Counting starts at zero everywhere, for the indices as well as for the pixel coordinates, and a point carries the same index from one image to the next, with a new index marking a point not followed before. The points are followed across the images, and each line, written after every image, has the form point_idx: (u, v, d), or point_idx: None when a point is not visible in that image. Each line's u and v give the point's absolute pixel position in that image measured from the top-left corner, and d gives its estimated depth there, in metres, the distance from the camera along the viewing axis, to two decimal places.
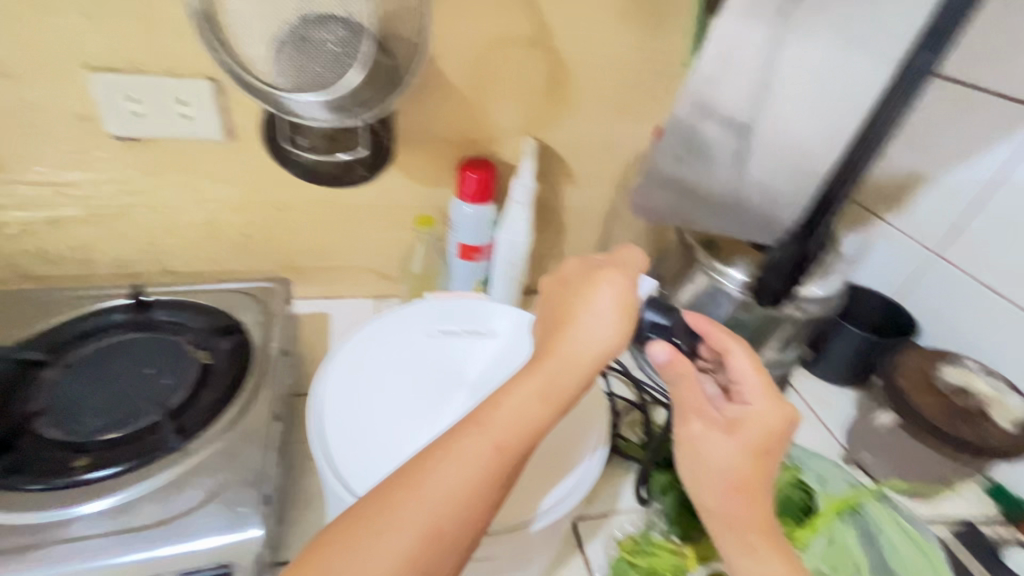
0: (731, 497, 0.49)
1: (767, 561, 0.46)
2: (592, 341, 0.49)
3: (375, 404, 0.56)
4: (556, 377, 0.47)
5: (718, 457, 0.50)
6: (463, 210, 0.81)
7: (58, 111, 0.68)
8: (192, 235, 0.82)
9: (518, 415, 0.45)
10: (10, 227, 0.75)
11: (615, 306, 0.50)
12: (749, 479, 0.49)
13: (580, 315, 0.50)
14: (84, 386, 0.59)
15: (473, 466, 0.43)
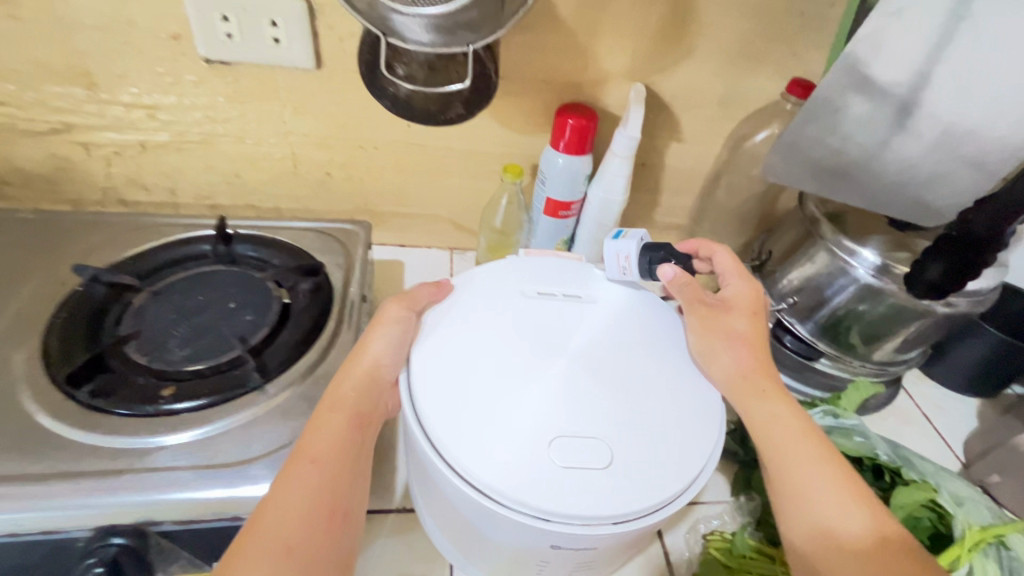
0: (730, 352, 0.54)
1: (775, 403, 0.51)
2: (366, 357, 0.51)
3: (471, 368, 0.51)
4: (354, 393, 0.49)
5: (727, 337, 0.56)
6: (556, 161, 0.74)
7: (150, 27, 0.65)
8: (275, 170, 0.79)
9: (330, 440, 0.46)
10: (103, 148, 0.75)
11: (375, 330, 0.53)
12: (748, 341, 0.55)
13: (360, 340, 0.52)
14: (170, 315, 0.59)
15: (300, 489, 0.43)
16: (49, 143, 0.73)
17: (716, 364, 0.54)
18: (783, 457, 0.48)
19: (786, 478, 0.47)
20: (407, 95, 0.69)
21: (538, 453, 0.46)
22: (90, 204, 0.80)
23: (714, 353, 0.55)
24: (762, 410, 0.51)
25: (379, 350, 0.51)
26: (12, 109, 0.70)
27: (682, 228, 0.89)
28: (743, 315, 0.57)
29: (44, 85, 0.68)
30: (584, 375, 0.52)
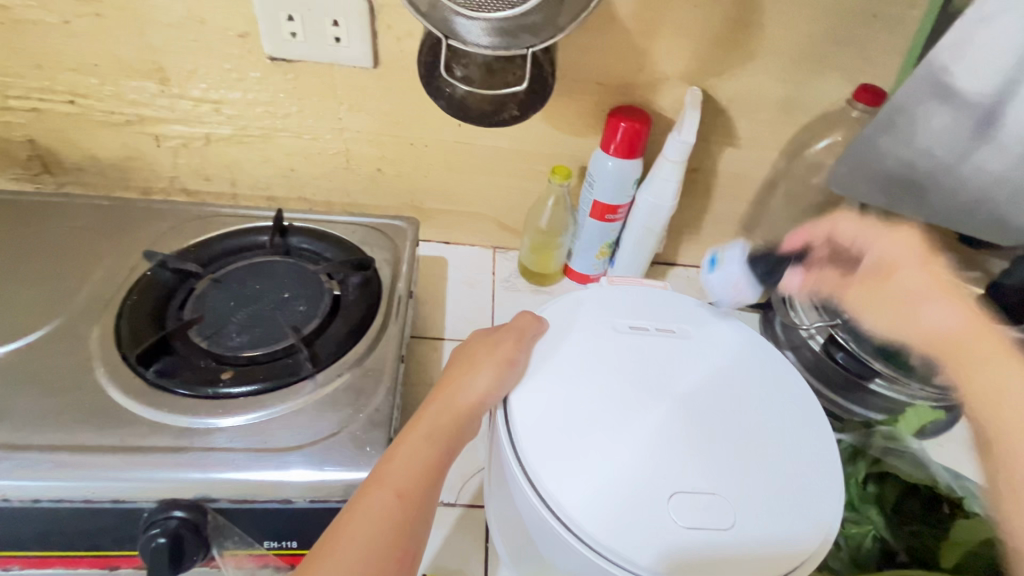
0: (939, 310, 0.53)
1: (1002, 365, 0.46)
2: (470, 393, 0.50)
3: (570, 406, 0.50)
4: (444, 427, 0.49)
5: (921, 290, 0.55)
6: (606, 164, 0.73)
7: (220, 26, 0.67)
8: (329, 165, 0.82)
9: (413, 470, 0.46)
10: (173, 139, 0.79)
11: (476, 365, 0.53)
12: (941, 295, 0.54)
13: (455, 375, 0.53)
14: (229, 302, 0.61)
15: (375, 520, 0.42)
16: (124, 134, 0.78)
17: (931, 323, 0.52)
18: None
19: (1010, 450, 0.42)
20: (462, 96, 0.69)
21: (654, 504, 0.45)
22: (158, 192, 0.85)
23: (927, 315, 0.53)
24: (986, 365, 0.47)
25: (485, 388, 0.50)
26: (92, 101, 0.75)
27: (730, 235, 0.87)
28: (924, 269, 0.56)
29: (121, 79, 0.72)
30: (687, 420, 0.50)
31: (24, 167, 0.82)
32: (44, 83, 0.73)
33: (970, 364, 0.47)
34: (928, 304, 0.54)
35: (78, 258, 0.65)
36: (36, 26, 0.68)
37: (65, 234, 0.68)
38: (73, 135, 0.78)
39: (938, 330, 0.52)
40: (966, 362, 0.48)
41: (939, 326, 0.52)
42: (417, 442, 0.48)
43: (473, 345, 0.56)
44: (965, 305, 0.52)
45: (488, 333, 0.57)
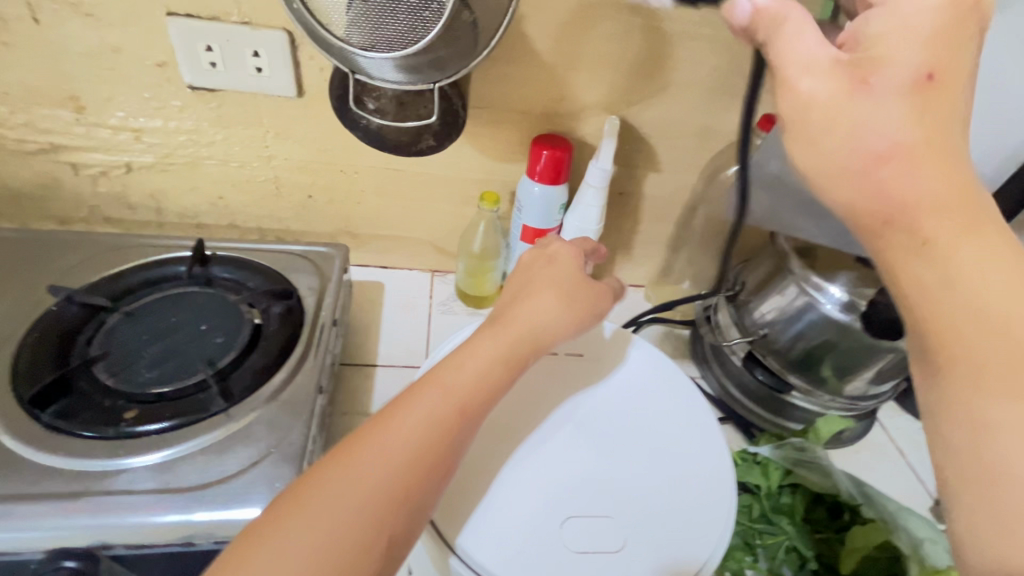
0: (918, 170, 0.34)
1: (951, 251, 0.34)
2: (528, 319, 0.56)
3: (473, 446, 0.55)
4: (516, 341, 0.55)
5: (919, 103, 0.35)
6: (532, 190, 0.75)
7: (136, 55, 0.67)
8: (259, 192, 0.81)
9: (474, 376, 0.52)
10: (92, 168, 0.77)
11: (561, 293, 0.59)
12: (927, 154, 0.35)
13: (536, 292, 0.58)
14: (141, 336, 0.60)
15: (433, 415, 0.48)
16: (38, 163, 0.76)
17: (902, 180, 0.35)
18: (994, 338, 0.33)
19: (970, 368, 0.33)
20: (377, 128, 0.70)
21: (551, 529, 0.51)
22: (76, 221, 0.83)
23: (881, 133, 0.35)
24: (954, 259, 0.34)
25: (567, 322, 0.58)
26: (3, 130, 0.72)
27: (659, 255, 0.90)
28: (912, 89, 0.35)
29: (34, 108, 0.70)
30: (588, 445, 0.57)
31: None
32: None
33: (937, 246, 0.34)
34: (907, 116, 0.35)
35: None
36: None
37: None
38: None
39: (908, 198, 0.34)
40: (927, 251, 0.34)
41: (913, 193, 0.34)
42: (488, 351, 0.54)
43: (558, 270, 0.61)
44: (950, 158, 0.35)
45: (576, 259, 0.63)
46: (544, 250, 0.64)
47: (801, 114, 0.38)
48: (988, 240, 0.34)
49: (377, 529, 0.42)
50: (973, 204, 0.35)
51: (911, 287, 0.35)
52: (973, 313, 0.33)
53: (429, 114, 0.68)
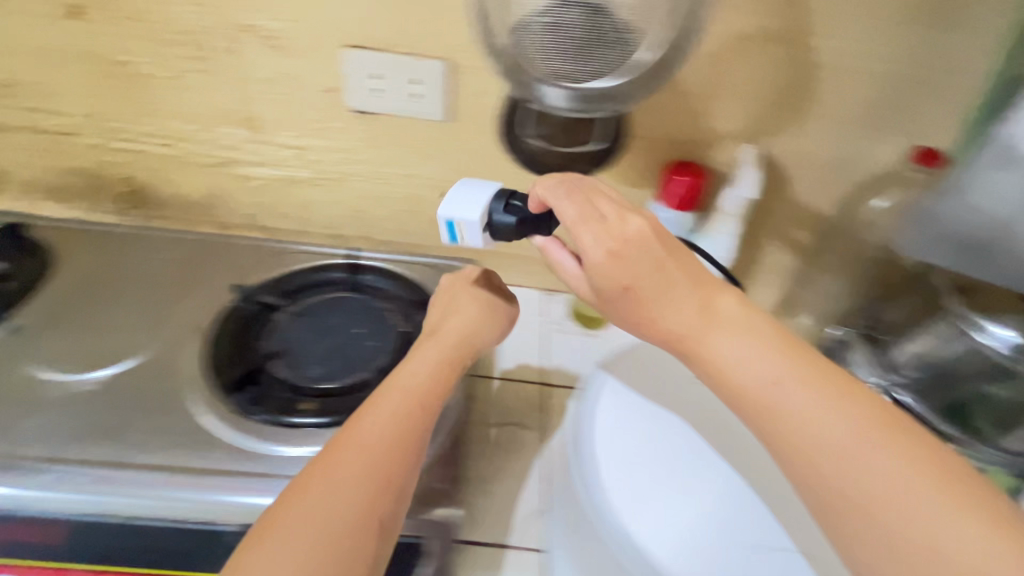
0: (676, 306, 0.48)
1: (788, 414, 0.44)
2: (456, 328, 0.62)
3: (648, 457, 0.60)
4: (456, 349, 0.61)
5: (634, 250, 0.48)
6: (662, 214, 0.76)
7: (309, 81, 0.73)
8: (396, 206, 0.87)
9: (427, 377, 0.56)
10: (256, 179, 0.86)
11: (486, 306, 0.65)
12: (715, 309, 0.48)
13: (459, 306, 0.65)
14: (306, 334, 0.65)
15: (404, 410, 0.52)
16: (212, 173, 0.85)
17: (666, 317, 0.48)
18: (821, 461, 0.42)
19: (814, 476, 0.42)
20: (537, 153, 0.74)
21: (732, 560, 0.53)
22: (233, 225, 0.92)
23: (668, 296, 0.48)
24: (783, 415, 0.44)
25: (493, 331, 0.65)
26: (188, 144, 0.82)
27: (779, 286, 0.88)
28: (682, 309, 0.48)
29: (217, 126, 0.79)
30: (758, 480, 0.59)
31: (118, 199, 0.90)
32: (148, 127, 0.80)
33: (774, 396, 0.44)
34: (636, 268, 0.48)
35: (165, 283, 0.70)
36: (147, 79, 0.75)
37: (147, 261, 0.72)
38: (165, 173, 0.86)
39: (679, 330, 0.48)
40: (760, 395, 0.45)
41: (764, 384, 0.45)
42: (432, 358, 0.58)
43: (476, 289, 0.67)
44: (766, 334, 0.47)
45: (451, 284, 0.68)
46: (460, 273, 0.69)
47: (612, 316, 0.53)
48: (804, 391, 0.44)
49: (367, 515, 0.44)
50: (801, 364, 0.46)
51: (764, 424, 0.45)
52: (834, 449, 0.42)
53: (593, 140, 0.72)
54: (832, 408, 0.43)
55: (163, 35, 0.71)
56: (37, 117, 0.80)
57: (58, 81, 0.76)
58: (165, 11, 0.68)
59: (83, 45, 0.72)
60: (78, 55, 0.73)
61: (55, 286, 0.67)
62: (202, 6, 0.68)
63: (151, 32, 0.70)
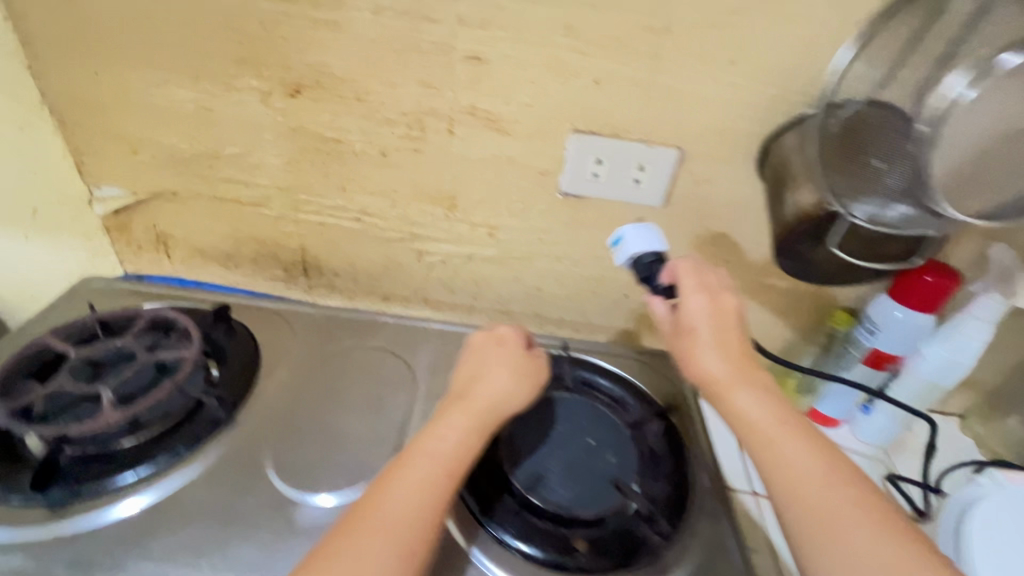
0: (717, 359, 0.57)
1: (812, 496, 0.50)
2: (484, 393, 0.54)
3: None
4: (484, 419, 0.53)
5: (718, 322, 0.59)
6: (894, 314, 0.70)
7: (525, 164, 0.70)
8: (577, 288, 0.82)
9: (456, 446, 0.51)
10: (435, 255, 0.82)
11: (515, 373, 0.56)
12: (750, 376, 0.57)
13: (488, 371, 0.56)
14: (538, 446, 0.59)
15: (426, 481, 0.48)
16: (391, 248, 0.82)
17: (707, 361, 0.57)
18: (810, 515, 0.49)
19: (815, 545, 0.48)
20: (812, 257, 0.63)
21: None
22: (398, 299, 0.88)
23: (726, 349, 0.58)
24: (780, 450, 0.53)
25: (525, 398, 0.56)
26: (376, 220, 0.79)
27: (990, 385, 0.81)
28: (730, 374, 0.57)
29: (412, 204, 0.77)
30: None
31: (285, 269, 0.87)
32: (340, 202, 0.78)
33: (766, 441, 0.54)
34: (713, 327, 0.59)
35: (373, 374, 0.65)
36: (354, 156, 0.73)
37: (353, 351, 0.67)
38: (343, 245, 0.83)
39: (714, 375, 0.57)
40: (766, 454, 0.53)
41: (795, 460, 0.52)
42: (461, 426, 0.52)
43: (510, 352, 0.58)
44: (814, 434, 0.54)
45: (493, 339, 0.59)
46: (493, 331, 0.61)
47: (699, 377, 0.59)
48: (811, 462, 0.52)
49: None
50: (821, 453, 0.52)
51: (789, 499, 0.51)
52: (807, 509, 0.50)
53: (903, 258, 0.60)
54: (826, 482, 0.51)
55: (383, 115, 0.69)
56: (229, 188, 0.79)
57: (263, 156, 0.75)
58: (392, 93, 0.67)
59: (298, 123, 0.71)
60: (292, 132, 0.72)
61: (273, 383, 0.62)
62: (433, 89, 0.66)
63: (372, 113, 0.69)
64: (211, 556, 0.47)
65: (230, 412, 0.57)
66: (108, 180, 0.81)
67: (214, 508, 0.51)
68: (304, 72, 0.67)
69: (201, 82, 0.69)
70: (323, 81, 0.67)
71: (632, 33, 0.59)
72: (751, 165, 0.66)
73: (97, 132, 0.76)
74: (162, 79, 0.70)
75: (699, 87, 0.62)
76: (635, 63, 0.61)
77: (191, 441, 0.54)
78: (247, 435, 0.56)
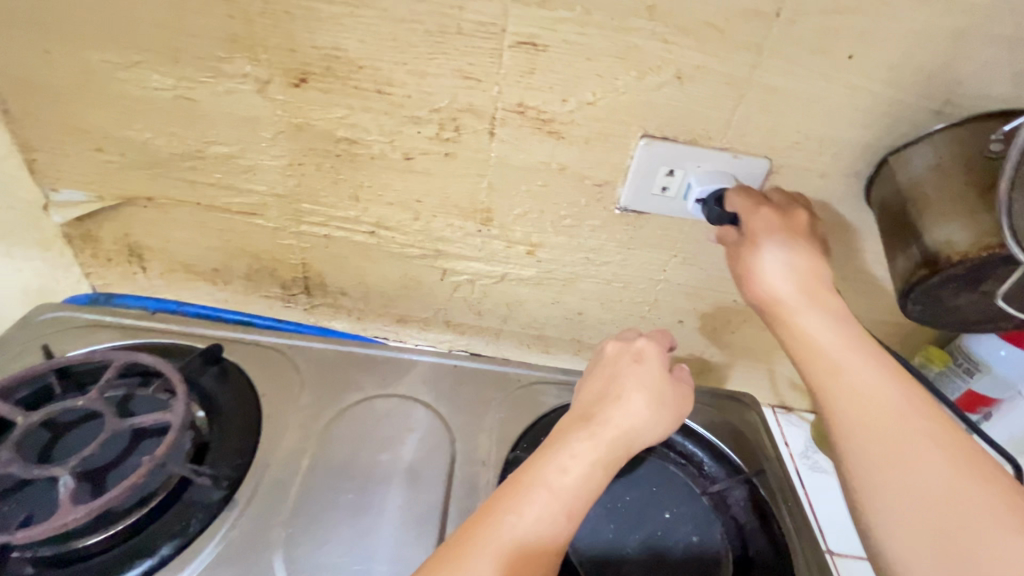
0: (780, 279, 0.50)
1: (906, 461, 0.41)
2: (625, 419, 0.45)
3: None
4: (615, 450, 0.44)
5: (789, 239, 0.51)
6: (998, 355, 0.61)
7: (579, 173, 0.59)
8: (625, 312, 0.72)
9: (582, 477, 0.41)
10: (462, 275, 0.70)
11: (654, 400, 0.47)
12: (820, 298, 0.49)
13: (624, 393, 0.47)
14: (608, 520, 0.49)
15: (548, 523, 0.38)
16: (410, 266, 0.70)
17: (770, 280, 0.51)
18: (883, 462, 0.42)
19: (872, 468, 0.42)
20: (953, 307, 0.47)
21: None
22: (416, 322, 0.76)
23: (796, 269, 0.50)
24: (846, 375, 0.45)
25: (660, 431, 0.47)
26: (395, 234, 0.67)
27: None
28: (794, 294, 0.50)
29: (439, 216, 0.64)
30: None
31: (282, 287, 0.74)
32: (352, 212, 0.66)
33: (831, 363, 0.46)
34: (782, 243, 0.51)
35: (399, 431, 0.54)
36: (372, 160, 0.60)
37: (374, 400, 0.56)
38: (352, 262, 0.71)
39: (778, 293, 0.50)
40: (827, 382, 0.46)
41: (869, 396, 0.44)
42: (591, 459, 0.42)
43: (647, 372, 0.49)
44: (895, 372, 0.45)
45: (627, 350, 0.51)
46: (629, 344, 0.51)
47: (763, 305, 0.51)
48: (884, 389, 0.44)
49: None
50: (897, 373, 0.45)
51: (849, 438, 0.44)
52: (873, 443, 0.42)
53: None
54: (901, 411, 0.43)
55: (410, 112, 0.56)
56: (217, 194, 0.66)
57: (258, 157, 0.62)
58: (423, 86, 0.54)
59: (303, 118, 0.58)
60: (296, 130, 0.59)
61: (278, 450, 0.50)
62: (475, 82, 0.53)
63: (396, 109, 0.56)
64: None
65: (226, 493, 0.46)
66: (67, 182, 0.67)
67: None
68: (313, 57, 0.54)
69: (180, 66, 0.56)
70: (337, 68, 0.54)
71: (734, 19, 0.47)
72: (861, 183, 0.55)
73: (52, 125, 0.62)
74: (132, 62, 0.56)
75: (805, 86, 0.50)
76: (731, 56, 0.49)
77: (179, 537, 0.42)
78: (247, 525, 0.45)
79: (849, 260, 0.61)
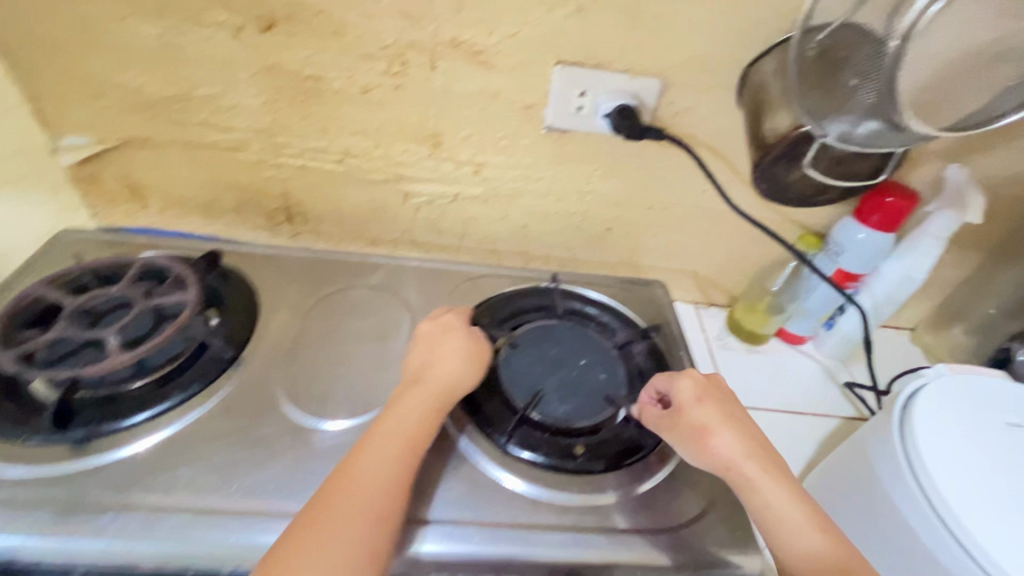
0: (685, 382, 0.57)
1: (773, 489, 0.50)
2: (442, 374, 0.55)
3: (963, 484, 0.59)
4: (438, 398, 0.54)
5: (709, 393, 0.57)
6: (857, 235, 0.75)
7: (510, 98, 0.70)
8: (562, 223, 0.84)
9: (414, 427, 0.51)
10: (421, 196, 0.82)
11: (467, 354, 0.58)
12: (717, 400, 0.56)
13: (441, 353, 0.57)
14: (533, 365, 0.63)
15: (383, 467, 0.47)
16: (376, 190, 0.82)
17: (700, 424, 0.54)
18: (757, 495, 0.50)
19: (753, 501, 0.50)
20: None
21: None
22: (386, 243, 0.88)
23: (730, 424, 0.54)
24: (728, 435, 0.53)
25: (478, 375, 0.57)
26: (360, 161, 0.79)
27: (935, 297, 0.90)
28: (695, 388, 0.57)
29: (396, 143, 0.76)
30: None
31: (268, 217, 0.86)
32: (321, 142, 0.77)
33: (752, 473, 0.51)
34: (700, 395, 0.56)
35: (369, 312, 0.67)
36: (335, 94, 0.71)
37: (347, 290, 0.69)
38: (326, 189, 0.82)
39: (687, 396, 0.56)
40: (717, 444, 0.53)
41: (743, 447, 0.53)
42: (420, 406, 0.53)
43: (459, 338, 0.59)
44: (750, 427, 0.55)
45: (444, 325, 0.61)
46: (438, 321, 0.61)
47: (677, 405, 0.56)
48: (750, 438, 0.54)
49: (374, 553, 0.43)
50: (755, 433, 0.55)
51: (736, 479, 0.51)
52: (751, 483, 0.51)
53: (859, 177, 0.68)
54: (762, 455, 0.53)
55: (363, 49, 0.67)
56: (205, 132, 0.77)
57: (238, 96, 0.73)
58: (372, 26, 0.65)
59: (274, 60, 0.69)
60: (268, 70, 0.70)
61: (273, 325, 0.64)
62: (416, 21, 0.64)
63: (351, 47, 0.67)
64: (234, 481, 0.50)
65: (234, 352, 0.59)
66: (70, 128, 0.77)
67: (235, 438, 0.53)
68: (278, 5, 0.64)
69: (166, 17, 0.66)
70: (299, 14, 0.65)
71: None
72: (735, 93, 0.68)
73: (55, 76, 0.72)
74: (124, 14, 0.66)
75: (681, 14, 0.62)
76: None
77: (201, 380, 0.56)
78: (255, 371, 0.59)
79: (737, 163, 0.75)
